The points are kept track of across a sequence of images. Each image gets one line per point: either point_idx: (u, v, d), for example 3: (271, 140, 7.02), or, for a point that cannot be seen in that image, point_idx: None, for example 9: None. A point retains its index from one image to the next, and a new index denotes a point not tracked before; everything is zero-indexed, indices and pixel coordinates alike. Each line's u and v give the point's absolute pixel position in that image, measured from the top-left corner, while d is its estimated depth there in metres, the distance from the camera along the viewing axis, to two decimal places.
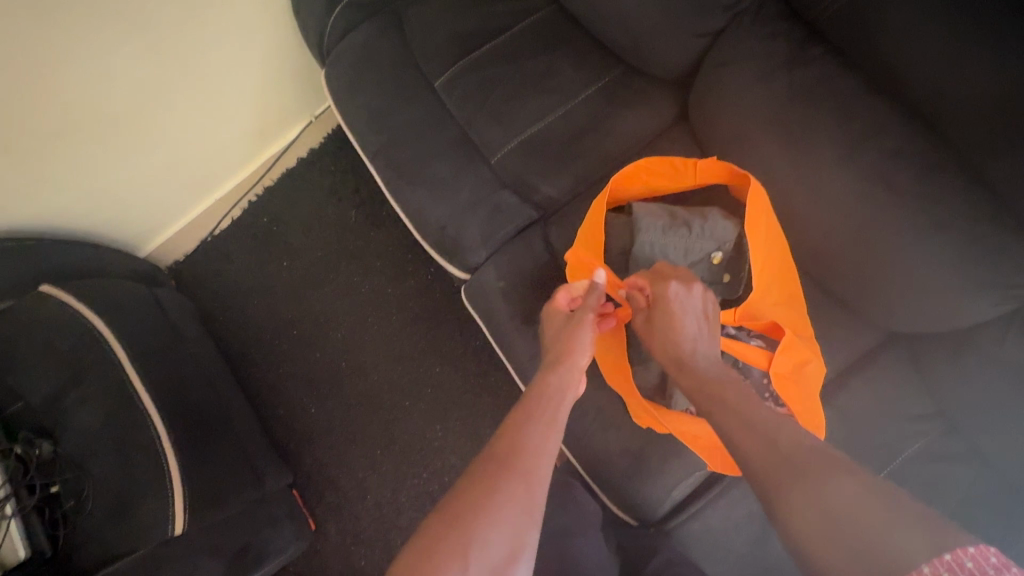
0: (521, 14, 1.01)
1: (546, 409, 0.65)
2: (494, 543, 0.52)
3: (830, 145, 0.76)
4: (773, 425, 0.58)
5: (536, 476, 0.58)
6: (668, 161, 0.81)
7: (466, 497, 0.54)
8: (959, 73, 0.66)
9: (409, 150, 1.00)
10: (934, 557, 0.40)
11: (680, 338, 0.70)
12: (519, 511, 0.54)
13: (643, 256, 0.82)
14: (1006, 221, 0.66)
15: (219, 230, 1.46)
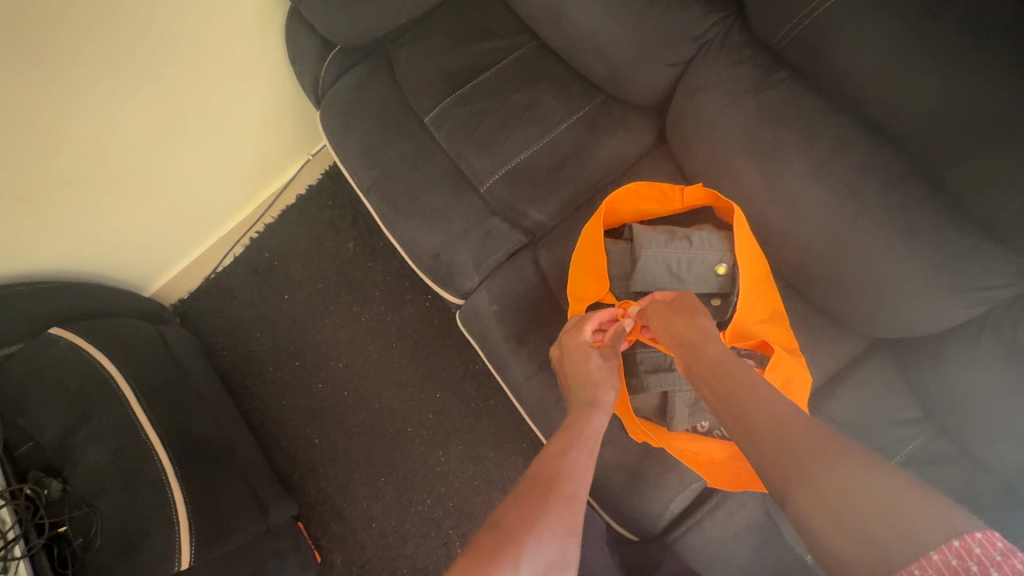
0: (504, 52, 1.07)
1: (582, 435, 0.63)
2: (542, 556, 0.49)
3: (800, 162, 0.79)
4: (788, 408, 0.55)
5: (580, 501, 0.55)
6: (660, 186, 0.84)
7: (499, 528, 0.50)
8: (911, 89, 0.68)
9: (402, 184, 1.04)
10: (944, 543, 0.39)
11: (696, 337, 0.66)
12: (563, 530, 0.52)
13: (648, 272, 0.81)
14: (971, 225, 0.69)
15: (221, 268, 1.51)
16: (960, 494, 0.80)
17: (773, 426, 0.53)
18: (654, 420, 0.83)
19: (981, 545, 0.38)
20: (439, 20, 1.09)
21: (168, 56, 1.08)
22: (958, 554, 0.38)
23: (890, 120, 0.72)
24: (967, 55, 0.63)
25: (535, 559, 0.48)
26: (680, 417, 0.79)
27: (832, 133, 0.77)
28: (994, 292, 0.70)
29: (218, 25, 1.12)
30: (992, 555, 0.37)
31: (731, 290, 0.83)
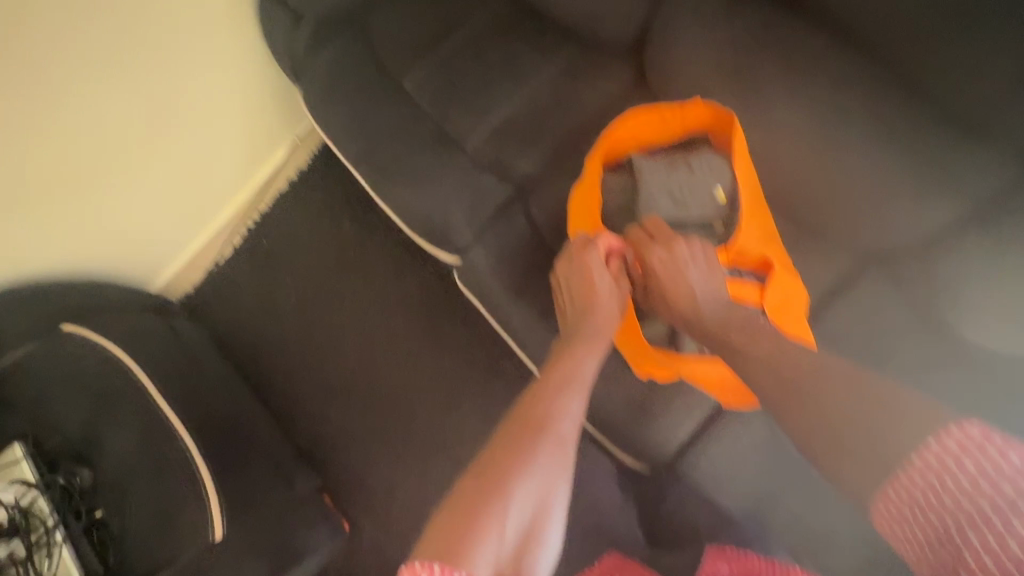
0: (477, 9, 1.07)
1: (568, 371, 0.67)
2: (527, 497, 0.56)
3: (778, 82, 0.80)
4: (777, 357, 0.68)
5: (563, 438, 0.61)
6: (659, 111, 0.86)
7: (498, 471, 0.57)
8: None
9: (389, 151, 1.05)
10: (936, 444, 0.53)
11: (683, 290, 0.76)
12: (548, 470, 0.58)
13: (648, 200, 0.82)
14: (950, 126, 0.71)
15: (222, 259, 1.52)
16: None
17: (778, 374, 0.66)
18: (664, 346, 0.87)
19: (963, 438, 0.52)
20: None
21: (144, 45, 1.08)
22: (946, 450, 0.52)
23: (863, 28, 0.72)
24: None
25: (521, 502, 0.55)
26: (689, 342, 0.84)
27: (808, 49, 0.77)
28: (976, 189, 0.71)
29: (189, 8, 1.11)
30: (970, 448, 0.51)
31: (732, 215, 0.82)
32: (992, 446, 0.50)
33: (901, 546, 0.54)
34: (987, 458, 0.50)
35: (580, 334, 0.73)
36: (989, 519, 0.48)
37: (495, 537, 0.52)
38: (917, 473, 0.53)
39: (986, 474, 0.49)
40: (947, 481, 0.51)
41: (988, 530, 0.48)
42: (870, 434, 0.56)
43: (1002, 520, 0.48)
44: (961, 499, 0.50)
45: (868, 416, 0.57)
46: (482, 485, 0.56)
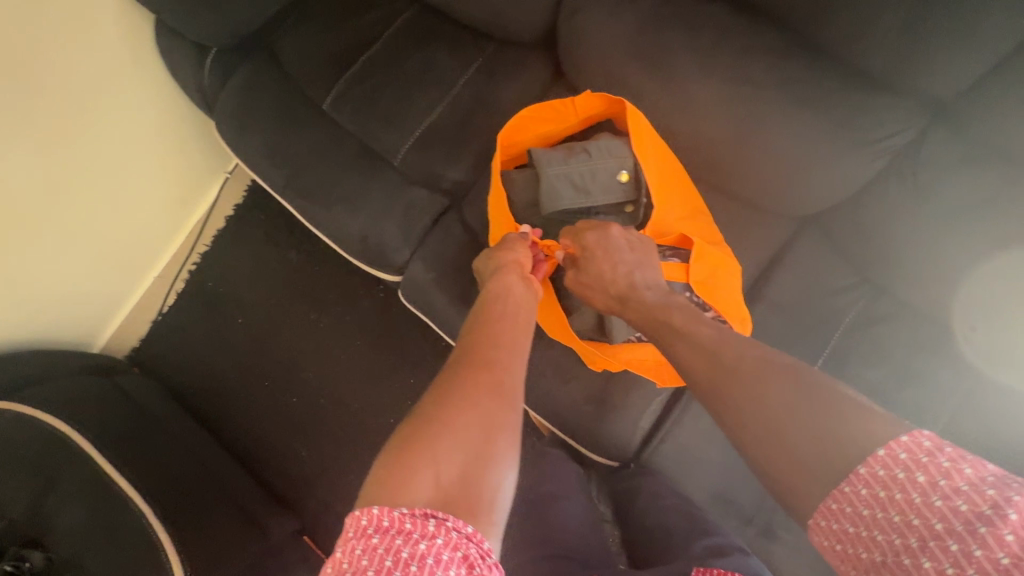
0: (386, 21, 1.04)
1: (494, 309, 0.66)
2: (468, 419, 0.50)
3: (686, 60, 0.79)
4: (717, 339, 0.60)
5: (499, 363, 0.57)
6: (550, 104, 0.84)
7: (431, 404, 0.51)
8: None
9: (315, 175, 1.01)
10: (871, 457, 0.42)
11: (618, 275, 0.73)
12: (488, 391, 0.53)
13: (554, 190, 0.81)
14: (858, 82, 0.72)
15: (166, 308, 1.46)
16: (907, 345, 0.83)
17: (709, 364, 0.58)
18: (597, 337, 0.84)
19: (915, 450, 0.41)
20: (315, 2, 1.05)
21: (44, 96, 1.00)
22: (885, 465, 0.42)
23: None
24: None
25: (462, 429, 0.49)
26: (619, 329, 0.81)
27: (711, 24, 0.77)
28: (888, 143, 0.73)
29: (86, 51, 1.04)
30: (918, 458, 0.41)
31: (639, 195, 0.83)
32: (944, 456, 0.40)
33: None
34: (941, 476, 0.39)
35: (507, 287, 0.70)
36: (945, 547, 0.38)
37: (435, 465, 0.46)
38: (858, 486, 0.43)
39: (942, 491, 0.39)
40: (894, 499, 0.41)
41: (945, 564, 0.37)
42: (808, 439, 0.46)
43: (960, 552, 0.37)
44: (910, 522, 0.40)
45: (803, 410, 0.48)
46: (411, 424, 0.50)
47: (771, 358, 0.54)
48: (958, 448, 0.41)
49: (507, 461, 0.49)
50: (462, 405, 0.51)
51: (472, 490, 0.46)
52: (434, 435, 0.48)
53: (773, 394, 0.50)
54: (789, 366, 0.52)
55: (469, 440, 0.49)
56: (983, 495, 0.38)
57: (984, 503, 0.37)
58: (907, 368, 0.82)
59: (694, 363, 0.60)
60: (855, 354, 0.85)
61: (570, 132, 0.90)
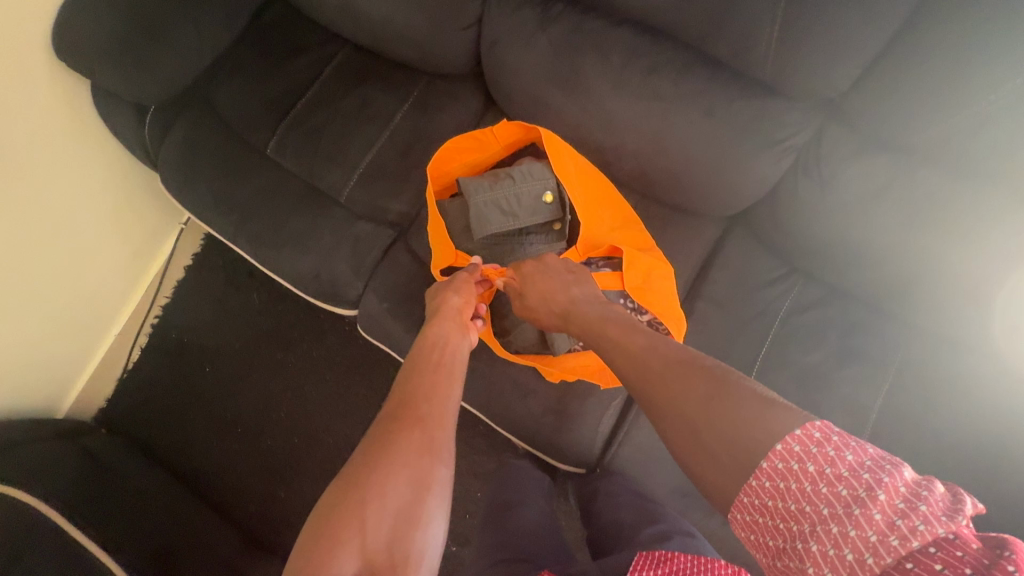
0: (320, 65, 1.08)
1: (430, 357, 0.69)
2: (395, 482, 0.53)
3: (602, 80, 0.83)
4: (647, 347, 0.62)
5: (429, 419, 0.59)
6: (473, 135, 0.89)
7: (357, 469, 0.53)
8: None
9: (263, 218, 1.02)
10: (770, 451, 0.45)
11: (556, 295, 0.77)
12: (415, 451, 0.55)
13: (483, 216, 0.86)
14: (756, 89, 0.77)
15: (132, 362, 1.45)
16: (837, 327, 0.88)
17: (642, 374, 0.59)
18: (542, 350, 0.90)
19: (805, 440, 0.44)
20: (248, 52, 1.08)
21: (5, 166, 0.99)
22: (781, 458, 0.44)
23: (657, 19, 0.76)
24: None
25: (386, 493, 0.52)
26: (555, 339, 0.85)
27: (620, 45, 0.81)
28: (790, 143, 0.79)
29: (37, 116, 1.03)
30: (809, 449, 0.44)
31: (564, 212, 0.89)
32: (831, 445, 0.43)
33: (763, 563, 0.47)
34: (827, 465, 0.43)
35: (443, 338, 0.72)
36: (830, 531, 0.41)
37: (358, 535, 0.49)
38: (762, 480, 0.45)
39: (827, 478, 0.42)
40: (790, 488, 0.44)
41: (829, 546, 0.41)
42: (726, 445, 0.48)
43: (841, 533, 0.41)
44: (802, 509, 0.43)
45: (723, 416, 0.49)
46: (337, 490, 0.52)
47: (696, 363, 0.56)
48: (844, 435, 0.44)
49: (433, 518, 0.53)
50: (388, 471, 0.53)
51: (397, 559, 0.49)
52: (360, 503, 0.50)
53: (696, 402, 0.52)
54: (709, 370, 0.54)
55: (395, 504, 0.52)
56: (860, 479, 0.41)
57: (860, 485, 0.41)
58: (841, 349, 0.87)
59: (627, 373, 0.61)
60: (795, 341, 0.89)
61: (495, 158, 0.94)
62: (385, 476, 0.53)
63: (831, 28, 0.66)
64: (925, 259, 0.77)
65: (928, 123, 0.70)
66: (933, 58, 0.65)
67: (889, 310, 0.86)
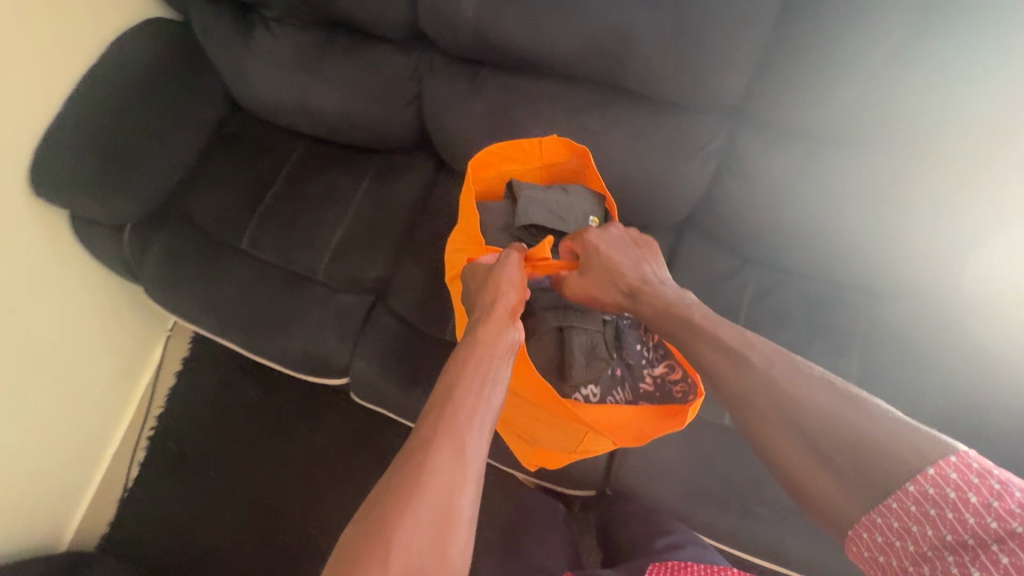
0: (282, 160, 1.17)
1: (474, 367, 0.63)
2: (422, 511, 0.50)
3: (537, 127, 0.92)
4: (749, 345, 0.64)
5: (465, 443, 0.55)
6: (523, 143, 0.89)
7: (384, 499, 0.51)
8: (563, 41, 0.81)
9: (246, 307, 1.07)
10: (918, 475, 0.49)
11: (627, 273, 0.80)
12: (446, 480, 0.52)
13: (529, 211, 0.88)
14: (671, 111, 0.87)
15: (131, 480, 1.42)
16: (797, 306, 0.94)
17: (767, 389, 0.60)
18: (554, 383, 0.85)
19: (955, 470, 0.48)
20: (214, 161, 1.17)
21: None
22: (934, 483, 0.48)
23: (572, 68, 0.85)
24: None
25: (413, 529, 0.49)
26: (579, 367, 0.84)
27: (546, 95, 0.91)
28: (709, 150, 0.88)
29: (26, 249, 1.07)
30: (967, 478, 0.47)
31: None
32: (994, 479, 0.46)
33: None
34: (988, 498, 0.46)
35: (489, 335, 0.68)
36: (989, 554, 0.44)
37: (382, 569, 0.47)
38: (905, 502, 0.49)
39: (994, 512, 0.45)
40: (937, 515, 0.48)
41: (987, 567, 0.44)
42: (857, 461, 0.52)
43: (1003, 558, 0.43)
44: (959, 538, 0.46)
45: (859, 438, 0.53)
46: (363, 522, 0.50)
47: (802, 368, 0.60)
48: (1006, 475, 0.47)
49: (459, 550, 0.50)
50: (415, 500, 0.50)
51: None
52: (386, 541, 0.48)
53: (816, 409, 0.56)
54: (822, 381, 0.58)
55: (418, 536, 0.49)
56: (1007, 508, 0.45)
57: (991, 495, 0.46)
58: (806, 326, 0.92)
59: (727, 372, 0.64)
60: (764, 326, 0.94)
61: (536, 175, 0.95)
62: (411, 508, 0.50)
63: (718, 49, 0.75)
64: (914, 232, 0.83)
65: (887, 112, 0.77)
66: (814, 55, 0.75)
67: (841, 282, 0.93)
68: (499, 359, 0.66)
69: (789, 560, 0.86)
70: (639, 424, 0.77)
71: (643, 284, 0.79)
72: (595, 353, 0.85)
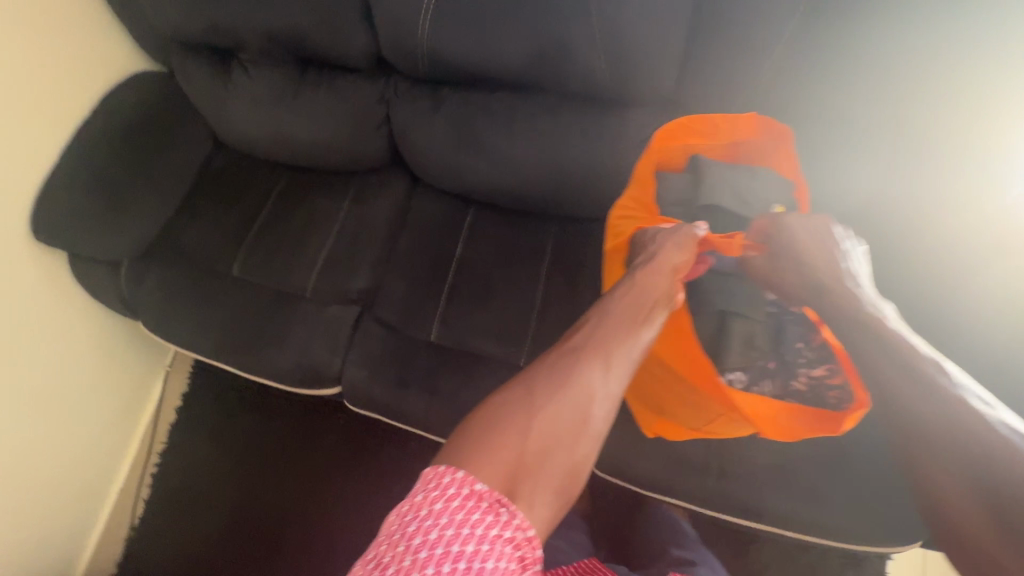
0: (267, 190, 1.24)
1: (618, 326, 0.74)
2: (546, 416, 0.66)
3: (496, 135, 1.01)
4: (911, 352, 0.65)
5: (593, 380, 0.69)
6: (710, 118, 0.90)
7: (518, 398, 0.68)
8: (508, 55, 0.90)
9: (240, 328, 1.12)
10: None
11: (818, 266, 0.77)
12: (570, 401, 0.67)
13: (715, 188, 0.91)
14: (615, 108, 0.95)
15: (138, 518, 1.44)
16: None
17: (919, 410, 0.63)
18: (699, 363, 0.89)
19: None
20: (203, 197, 1.25)
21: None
22: None
23: (522, 78, 0.94)
24: (521, 18, 0.85)
25: (540, 422, 0.66)
26: (734, 352, 0.89)
27: (502, 105, 1.00)
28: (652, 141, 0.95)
29: (28, 294, 1.13)
30: None
31: None
32: None
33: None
34: None
35: (637, 299, 0.77)
36: None
37: (512, 444, 0.64)
38: None
39: None
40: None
41: None
42: (996, 488, 0.57)
43: None
44: None
45: (1006, 469, 0.56)
46: (495, 406, 0.68)
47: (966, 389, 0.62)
48: None
49: (569, 451, 0.66)
50: (541, 407, 0.66)
51: (532, 458, 0.64)
52: (519, 425, 0.65)
53: (974, 441, 0.58)
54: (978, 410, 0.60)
55: (541, 433, 0.65)
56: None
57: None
58: None
59: (885, 377, 0.66)
60: None
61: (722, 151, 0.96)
62: (540, 410, 0.66)
63: (643, 52, 0.84)
64: (947, 189, 0.87)
65: None
66: (732, 48, 0.84)
67: None
68: (642, 318, 0.75)
69: (771, 517, 0.89)
70: (788, 419, 0.78)
71: (848, 282, 0.74)
72: (752, 342, 0.89)
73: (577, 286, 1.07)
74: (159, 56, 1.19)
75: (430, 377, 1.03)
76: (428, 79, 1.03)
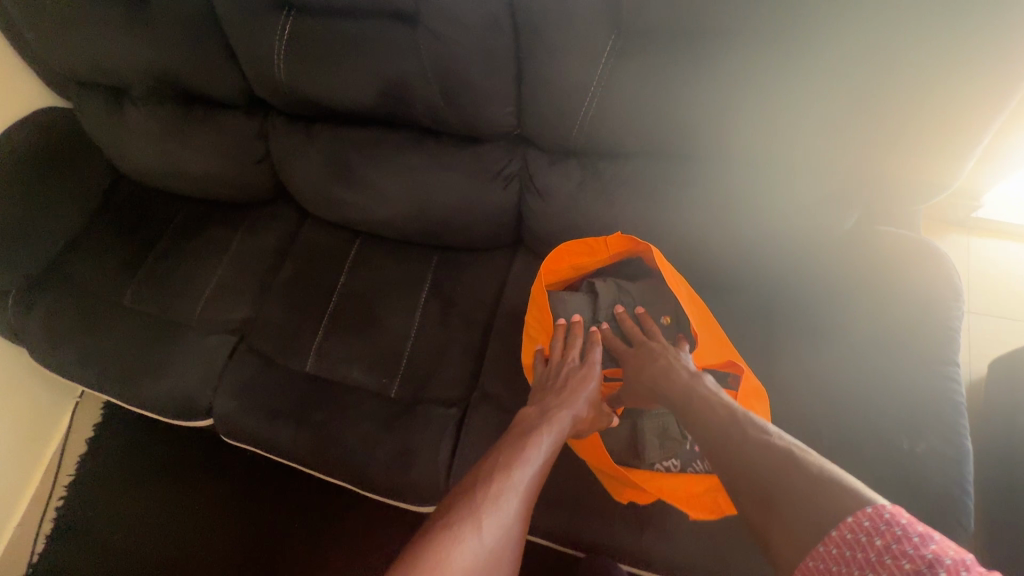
0: (164, 222, 1.26)
1: (531, 442, 0.71)
2: (471, 541, 0.57)
3: (364, 168, 1.03)
4: (727, 416, 0.70)
5: (515, 504, 0.63)
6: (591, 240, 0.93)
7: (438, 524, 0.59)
8: (358, 91, 0.92)
9: (119, 358, 1.12)
10: (842, 521, 0.53)
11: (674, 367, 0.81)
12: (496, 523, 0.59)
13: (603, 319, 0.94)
14: (470, 142, 0.97)
15: (38, 555, 1.38)
16: None
17: (731, 450, 0.67)
18: (627, 458, 0.89)
19: (871, 516, 0.51)
20: (102, 228, 1.26)
21: None
22: (853, 529, 0.52)
23: (380, 114, 0.96)
24: (362, 55, 0.87)
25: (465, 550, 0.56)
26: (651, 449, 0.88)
27: (367, 139, 1.01)
28: (508, 173, 0.96)
29: None
30: (878, 525, 0.50)
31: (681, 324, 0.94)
32: (886, 519, 0.50)
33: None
34: (891, 538, 0.49)
35: (551, 416, 0.76)
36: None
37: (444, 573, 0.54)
38: (829, 546, 0.52)
39: (893, 552, 0.48)
40: (846, 555, 0.51)
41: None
42: (798, 508, 0.57)
43: None
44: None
45: (799, 487, 0.58)
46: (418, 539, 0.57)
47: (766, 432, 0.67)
48: (909, 523, 0.49)
49: None
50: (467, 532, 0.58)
51: None
52: (443, 551, 0.55)
53: (778, 470, 0.61)
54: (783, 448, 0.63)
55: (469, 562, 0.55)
56: (922, 556, 0.46)
57: (910, 545, 0.47)
58: None
59: (704, 428, 0.71)
60: None
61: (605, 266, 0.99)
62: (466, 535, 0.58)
63: (476, 88, 0.85)
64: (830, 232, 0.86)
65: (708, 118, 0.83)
66: None
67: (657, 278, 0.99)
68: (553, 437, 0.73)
69: (626, 556, 0.85)
70: (714, 493, 0.79)
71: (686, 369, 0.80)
72: (666, 435, 0.89)
73: (449, 316, 1.07)
74: (59, 92, 1.22)
75: (295, 407, 1.02)
76: (300, 115, 1.05)
